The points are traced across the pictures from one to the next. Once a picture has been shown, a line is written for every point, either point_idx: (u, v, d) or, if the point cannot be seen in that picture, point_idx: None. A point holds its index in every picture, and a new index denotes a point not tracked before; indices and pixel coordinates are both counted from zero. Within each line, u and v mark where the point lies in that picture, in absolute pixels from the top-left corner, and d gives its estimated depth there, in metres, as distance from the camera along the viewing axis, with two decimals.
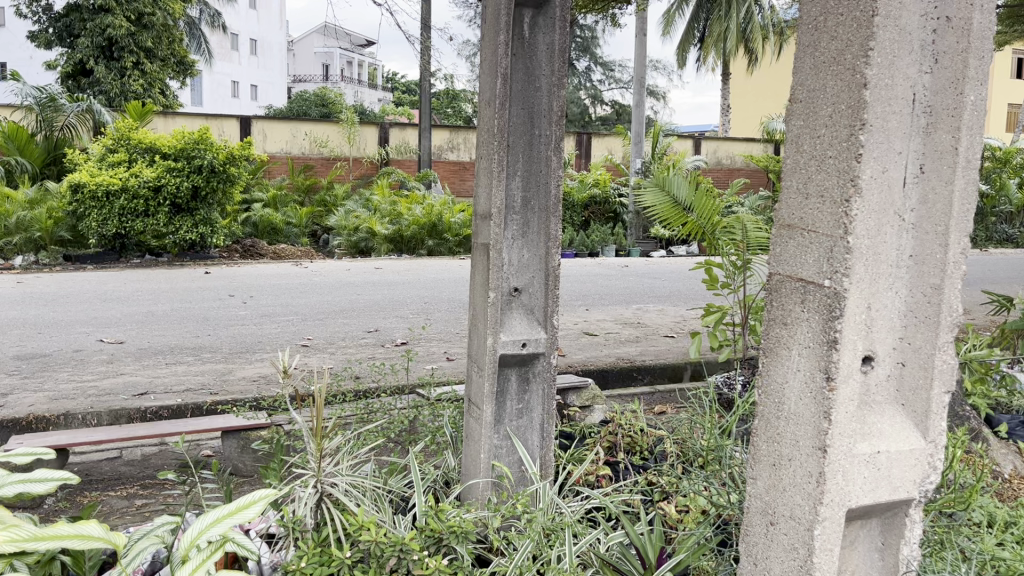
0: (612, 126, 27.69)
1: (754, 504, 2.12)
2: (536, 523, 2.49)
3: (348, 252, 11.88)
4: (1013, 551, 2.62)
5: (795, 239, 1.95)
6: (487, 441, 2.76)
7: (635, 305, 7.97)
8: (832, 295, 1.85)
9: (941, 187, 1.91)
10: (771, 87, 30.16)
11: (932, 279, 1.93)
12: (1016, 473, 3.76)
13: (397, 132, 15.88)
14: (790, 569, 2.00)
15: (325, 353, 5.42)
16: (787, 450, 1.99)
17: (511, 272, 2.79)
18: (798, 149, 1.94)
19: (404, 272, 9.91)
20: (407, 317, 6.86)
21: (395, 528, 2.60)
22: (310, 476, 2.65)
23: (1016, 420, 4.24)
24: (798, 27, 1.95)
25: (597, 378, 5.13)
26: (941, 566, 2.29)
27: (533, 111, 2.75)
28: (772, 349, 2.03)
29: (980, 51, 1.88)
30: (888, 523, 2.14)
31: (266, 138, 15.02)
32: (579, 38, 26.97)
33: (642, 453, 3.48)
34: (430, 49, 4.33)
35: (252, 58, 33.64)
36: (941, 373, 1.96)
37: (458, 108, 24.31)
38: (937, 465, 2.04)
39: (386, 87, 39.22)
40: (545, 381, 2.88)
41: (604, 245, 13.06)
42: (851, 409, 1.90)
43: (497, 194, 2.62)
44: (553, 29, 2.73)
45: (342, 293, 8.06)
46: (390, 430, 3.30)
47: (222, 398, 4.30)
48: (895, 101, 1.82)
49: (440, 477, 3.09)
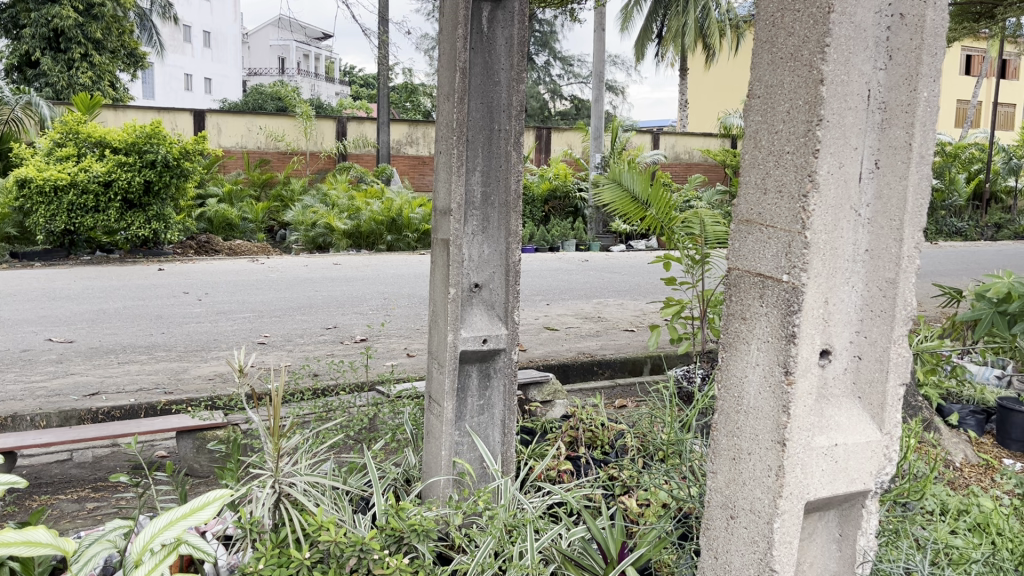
0: (571, 121, 27.76)
1: (714, 498, 2.13)
2: (498, 519, 2.47)
3: (307, 247, 11.81)
4: (966, 539, 2.68)
5: (753, 234, 1.96)
6: (448, 437, 2.75)
7: (595, 299, 8.01)
8: (790, 291, 1.86)
9: (896, 182, 1.93)
10: (728, 83, 30.47)
11: (887, 274, 1.96)
12: (967, 462, 3.86)
13: (354, 126, 15.67)
14: (750, 562, 2.02)
15: (282, 351, 5.35)
16: (747, 444, 2.01)
17: (471, 268, 2.77)
18: (756, 144, 1.95)
19: (363, 267, 9.82)
20: (366, 313, 6.80)
21: (355, 528, 2.57)
22: (267, 476, 2.59)
23: (967, 409, 4.39)
24: (756, 23, 1.95)
25: (557, 372, 5.14)
26: (896, 556, 2.33)
27: (492, 107, 2.72)
28: (730, 343, 2.04)
29: (933, 48, 1.89)
30: (844, 514, 2.16)
31: (221, 132, 14.76)
32: (538, 33, 26.95)
33: (602, 447, 3.49)
34: (388, 43, 4.28)
35: (206, 50, 33.05)
36: (896, 366, 1.99)
37: (416, 102, 24.16)
38: (892, 456, 2.08)
39: (343, 80, 38.84)
40: (506, 376, 2.87)
41: (564, 240, 13.10)
42: (808, 402, 1.92)
43: (457, 189, 2.60)
44: (512, 24, 2.72)
45: (299, 289, 7.96)
46: (350, 428, 3.27)
47: (176, 397, 4.21)
48: (850, 98, 1.84)
49: (401, 475, 3.06)
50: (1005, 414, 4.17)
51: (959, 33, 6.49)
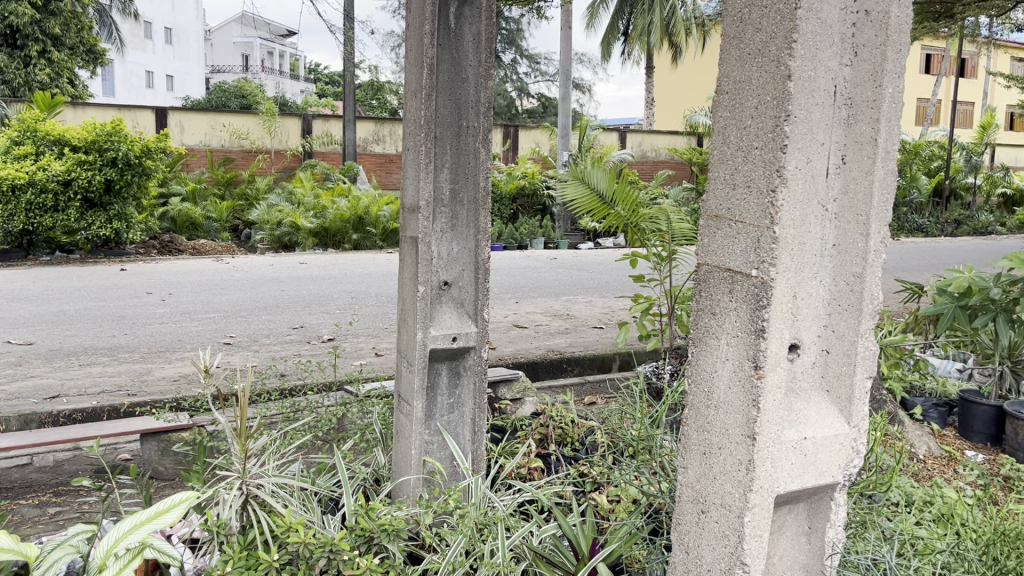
0: (538, 119, 27.79)
1: (684, 493, 2.14)
2: (468, 518, 2.45)
3: (272, 246, 11.70)
4: (930, 530, 2.74)
5: (722, 230, 1.97)
6: (418, 437, 2.73)
7: (564, 296, 8.02)
8: (759, 286, 1.87)
9: (862, 177, 1.95)
10: (695, 82, 30.67)
11: (854, 268, 1.98)
12: (930, 454, 3.92)
13: (320, 124, 15.57)
14: (720, 556, 2.02)
15: (248, 351, 5.28)
16: (717, 438, 2.01)
17: (440, 266, 2.75)
18: (725, 139, 1.95)
19: (330, 266, 9.75)
20: (333, 313, 6.74)
21: (324, 529, 2.54)
22: (235, 477, 2.55)
23: (930, 402, 4.49)
24: (723, 19, 1.96)
25: (527, 370, 5.13)
26: (863, 547, 2.36)
27: (459, 103, 2.71)
28: (700, 338, 2.05)
29: (897, 45, 1.92)
30: (814, 507, 2.18)
31: (183, 129, 14.54)
32: (505, 31, 26.88)
33: (573, 444, 3.49)
34: (354, 39, 4.24)
35: (167, 48, 32.54)
36: (863, 359, 2.01)
37: (382, 100, 24.01)
38: (860, 449, 2.10)
39: (308, 78, 38.53)
40: (476, 374, 2.85)
41: (533, 237, 13.13)
42: (777, 397, 1.93)
43: (425, 187, 2.59)
44: (480, 20, 2.70)
45: (265, 289, 7.87)
46: (319, 428, 3.23)
47: (140, 399, 4.14)
48: (817, 93, 1.85)
49: (371, 475, 3.04)
50: (967, 407, 4.24)
51: (920, 32, 6.61)
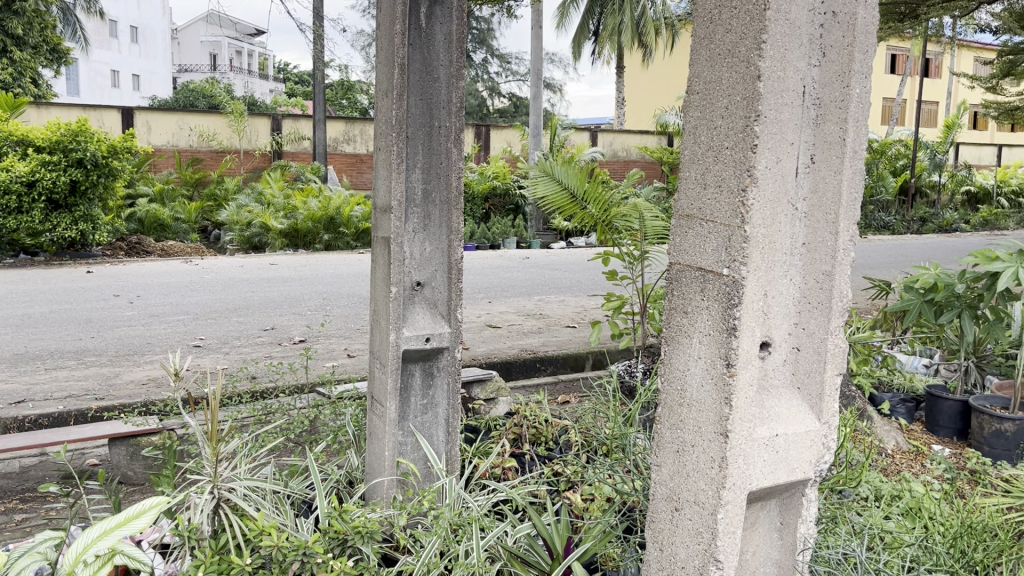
0: (509, 118, 27.79)
1: (658, 491, 2.15)
2: (442, 519, 2.45)
3: (241, 247, 11.58)
4: (899, 523, 2.78)
5: (694, 229, 1.98)
6: (392, 438, 2.72)
7: (537, 296, 8.02)
8: (731, 284, 1.88)
9: (831, 176, 1.97)
10: (665, 81, 30.82)
11: (823, 267, 2.00)
12: (898, 449, 3.98)
13: (289, 123, 15.44)
14: (694, 554, 2.03)
15: (218, 353, 5.22)
16: (690, 436, 2.02)
17: (413, 266, 2.73)
18: (696, 139, 1.97)
19: (300, 267, 9.67)
20: (305, 314, 6.68)
21: (298, 532, 2.52)
22: (206, 481, 2.52)
23: (897, 397, 4.55)
24: (693, 19, 1.97)
25: (500, 370, 5.12)
26: (834, 542, 2.39)
27: (431, 103, 2.70)
28: (672, 336, 2.06)
29: (864, 46, 1.95)
30: (786, 503, 2.20)
31: (150, 129, 14.34)
32: (475, 30, 26.82)
33: (547, 443, 3.50)
34: (323, 37, 4.21)
35: (133, 46, 32.09)
36: (834, 356, 2.04)
37: (352, 99, 23.87)
38: (830, 445, 2.13)
39: (277, 78, 38.21)
40: (450, 374, 2.85)
41: (505, 237, 13.14)
42: (749, 394, 1.94)
43: (397, 186, 2.58)
44: (450, 19, 2.69)
45: (235, 291, 7.78)
46: (291, 430, 3.21)
47: (108, 403, 4.08)
48: (787, 93, 1.87)
49: (344, 477, 3.02)
50: (934, 402, 4.31)
51: (885, 33, 6.69)
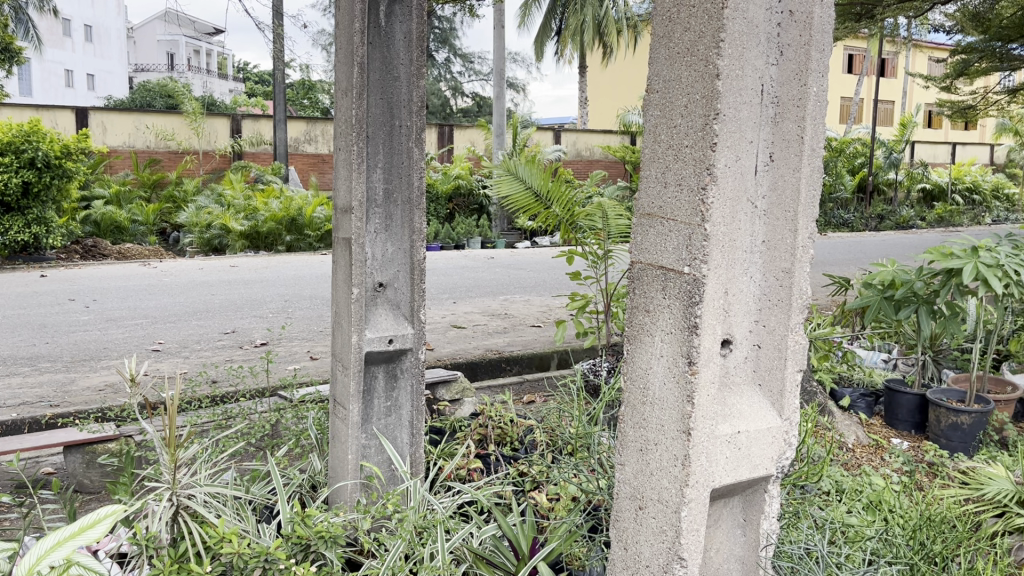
0: (472, 118, 27.75)
1: (622, 489, 2.14)
2: (407, 522, 2.42)
3: (201, 250, 11.42)
4: (861, 517, 2.82)
5: (655, 227, 1.98)
6: (354, 441, 2.70)
7: (502, 296, 8.02)
8: (691, 282, 1.88)
9: (790, 174, 2.00)
10: (626, 81, 31.00)
11: (783, 263, 2.02)
12: (859, 443, 4.03)
13: (250, 123, 15.25)
14: (658, 552, 2.03)
15: (177, 358, 5.13)
16: (653, 435, 2.02)
17: (375, 268, 2.71)
18: (656, 138, 1.97)
19: (261, 269, 9.56)
20: (266, 317, 6.61)
21: (260, 538, 2.48)
22: (164, 488, 2.47)
23: (857, 392, 4.61)
24: (652, 18, 1.97)
25: (465, 371, 5.11)
26: (797, 537, 2.41)
27: (391, 103, 2.67)
28: (635, 335, 2.06)
29: (821, 45, 1.98)
30: (748, 500, 2.22)
31: (106, 130, 14.08)
32: (437, 29, 26.71)
33: (512, 443, 3.50)
34: (284, 36, 4.17)
35: (87, 45, 31.49)
36: (794, 353, 2.06)
37: (313, 100, 23.65)
38: (791, 441, 2.15)
39: (237, 78, 37.78)
40: (414, 376, 2.83)
41: (469, 237, 13.11)
42: (711, 392, 1.95)
43: (358, 187, 2.55)
44: (410, 17, 2.67)
45: (194, 293, 7.66)
46: (251, 435, 3.16)
47: (62, 410, 3.99)
48: (745, 93, 1.88)
49: (306, 481, 2.99)
50: (892, 396, 4.38)
51: (841, 32, 6.79)
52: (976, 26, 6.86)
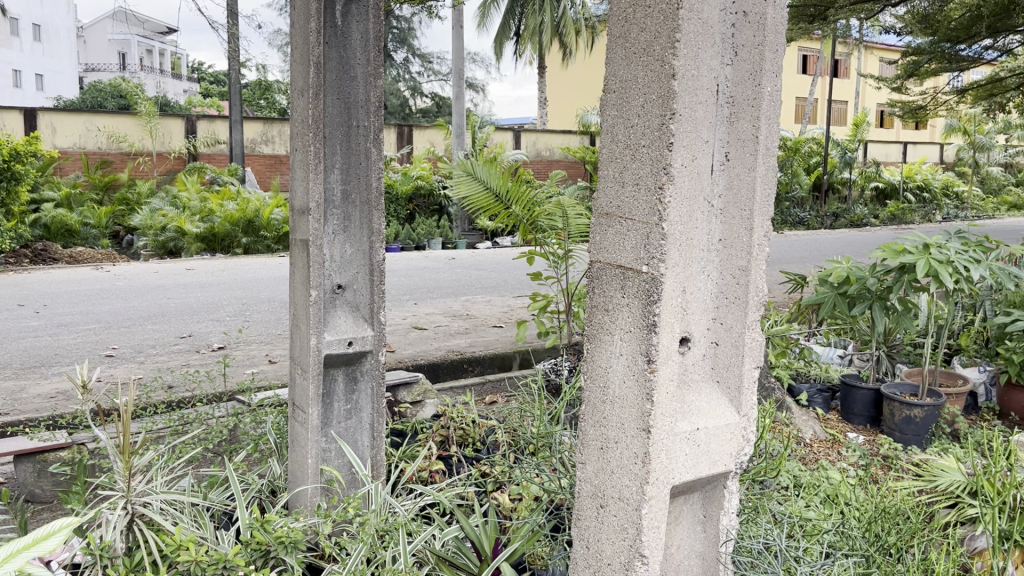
0: (432, 118, 27.67)
1: (583, 488, 2.15)
2: (369, 525, 2.41)
3: (156, 253, 11.23)
4: (818, 511, 2.87)
5: (613, 227, 1.99)
6: (315, 445, 2.67)
7: (463, 296, 8.00)
8: (649, 281, 1.89)
9: (745, 173, 2.02)
10: (585, 81, 31.13)
11: (739, 262, 2.05)
12: (816, 438, 4.10)
13: (205, 124, 15.02)
14: (619, 550, 2.04)
15: (132, 363, 5.04)
16: (613, 433, 2.03)
17: (334, 269, 2.68)
18: (613, 138, 1.98)
19: (218, 272, 9.43)
20: (224, 320, 6.51)
21: (218, 545, 2.45)
22: (118, 496, 2.41)
23: (814, 388, 4.68)
24: (608, 18, 1.98)
25: (427, 372, 5.09)
26: (756, 532, 2.43)
27: (348, 103, 2.65)
28: (594, 334, 2.06)
29: (774, 46, 2.01)
30: (708, 496, 2.24)
31: (55, 131, 13.78)
32: (396, 29, 26.54)
33: (474, 444, 3.48)
34: (238, 36, 4.12)
35: (35, 45, 30.77)
36: (750, 350, 2.09)
37: (270, 100, 23.37)
38: (749, 437, 2.18)
39: (192, 78, 37.20)
40: (374, 378, 2.81)
41: (430, 238, 13.08)
42: (670, 389, 1.97)
43: (315, 188, 2.52)
44: (367, 17, 2.65)
45: (150, 297, 7.53)
46: (209, 440, 3.12)
47: (11, 419, 3.89)
48: (700, 92, 1.90)
49: (266, 486, 2.96)
50: (849, 391, 4.46)
51: (795, 34, 6.88)
52: (925, 28, 7.03)
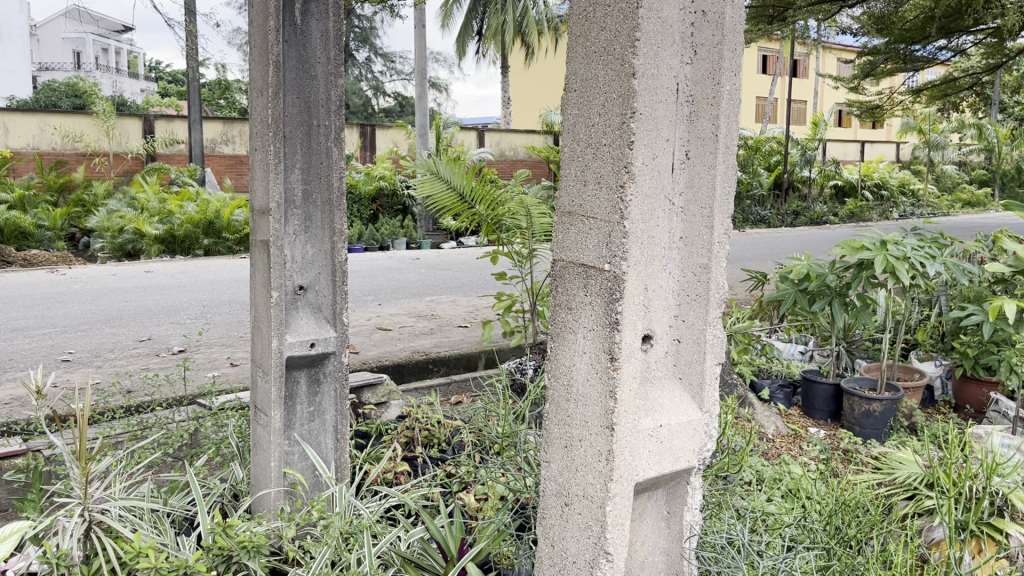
0: (394, 119, 27.52)
1: (548, 487, 2.15)
2: (333, 528, 2.38)
3: (113, 255, 11.03)
4: (779, 505, 2.91)
5: (575, 226, 1.99)
6: (277, 448, 2.64)
7: (427, 297, 7.97)
8: (612, 279, 1.90)
9: (705, 171, 2.04)
10: (547, 81, 31.20)
11: (700, 259, 2.06)
12: (778, 433, 4.15)
13: (163, 124, 14.78)
14: (584, 548, 2.04)
15: (89, 367, 4.94)
16: (578, 431, 2.03)
17: (295, 270, 2.65)
18: (574, 136, 1.98)
19: (178, 274, 9.28)
20: (184, 323, 6.41)
21: (179, 551, 2.41)
22: (76, 504, 2.37)
23: (775, 383, 4.74)
24: (569, 17, 1.98)
25: (392, 372, 5.07)
26: (720, 527, 2.45)
27: (308, 102, 2.62)
28: (558, 333, 2.06)
29: (733, 44, 2.03)
30: (671, 492, 2.25)
31: (8, 133, 13.55)
32: (357, 28, 26.35)
33: (439, 445, 3.48)
34: (196, 35, 4.06)
35: None
36: (712, 346, 2.11)
37: (230, 100, 23.10)
38: (711, 433, 2.20)
39: (149, 77, 36.61)
40: (337, 380, 2.79)
41: (394, 238, 13.01)
42: (633, 386, 1.97)
43: (276, 188, 2.50)
44: (326, 15, 2.62)
45: (107, 301, 7.40)
46: (169, 445, 3.08)
47: None
48: (661, 91, 1.91)
49: (228, 491, 2.93)
50: (809, 386, 4.52)
51: (754, 34, 6.96)
52: (881, 29, 7.16)
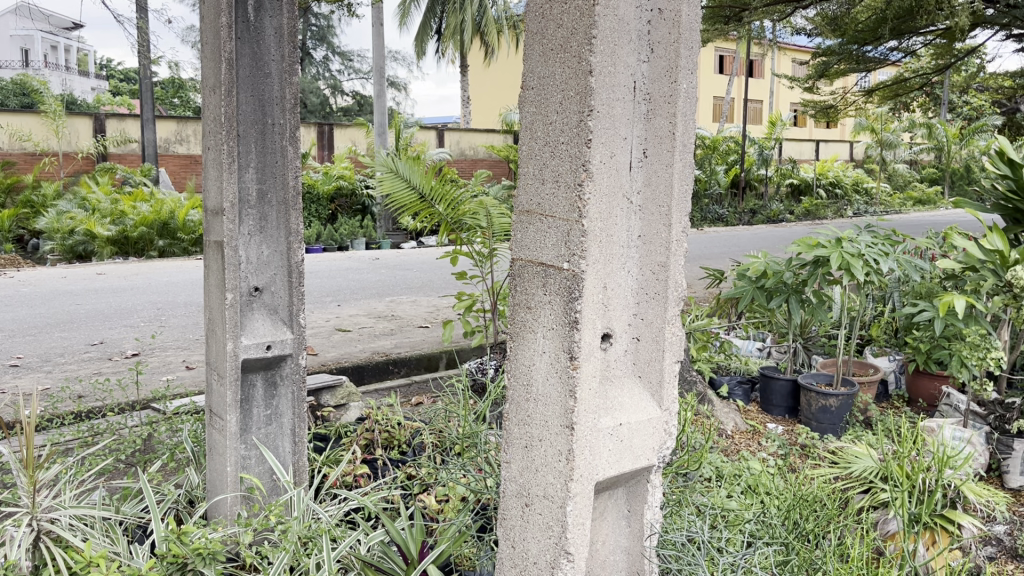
0: (353, 118, 27.33)
1: (508, 488, 2.14)
2: (291, 533, 2.35)
3: (64, 257, 10.79)
4: (738, 501, 2.94)
5: (534, 225, 1.98)
6: (233, 452, 2.60)
7: (387, 297, 7.92)
8: (570, 278, 1.89)
9: (662, 170, 2.05)
10: (506, 80, 31.20)
11: (658, 258, 2.07)
12: (737, 429, 4.18)
13: (115, 123, 14.48)
14: (545, 548, 2.03)
15: (38, 373, 4.82)
16: (538, 431, 2.02)
17: (250, 271, 2.60)
18: (533, 134, 1.97)
19: (131, 276, 9.12)
20: (137, 326, 6.29)
21: (131, 560, 2.35)
22: (23, 513, 2.30)
23: (733, 379, 4.80)
24: (525, 15, 1.97)
25: (351, 374, 5.02)
26: (680, 524, 2.46)
27: (262, 99, 2.57)
28: (517, 332, 2.05)
29: (689, 43, 2.04)
30: (632, 491, 2.26)
31: None
32: (314, 26, 26.06)
33: (400, 446, 3.46)
34: (147, 31, 3.97)
35: None
36: (670, 344, 2.12)
37: (184, 99, 22.72)
38: (670, 430, 2.20)
39: (99, 76, 35.89)
40: (294, 383, 2.74)
41: (353, 238, 12.91)
42: (592, 385, 1.97)
43: (229, 187, 2.45)
44: (281, 13, 2.58)
45: (57, 304, 7.23)
46: (121, 450, 3.01)
47: None
48: (618, 89, 1.91)
49: (183, 497, 2.87)
50: (767, 382, 4.57)
51: (711, 34, 7.02)
52: (834, 29, 7.26)
